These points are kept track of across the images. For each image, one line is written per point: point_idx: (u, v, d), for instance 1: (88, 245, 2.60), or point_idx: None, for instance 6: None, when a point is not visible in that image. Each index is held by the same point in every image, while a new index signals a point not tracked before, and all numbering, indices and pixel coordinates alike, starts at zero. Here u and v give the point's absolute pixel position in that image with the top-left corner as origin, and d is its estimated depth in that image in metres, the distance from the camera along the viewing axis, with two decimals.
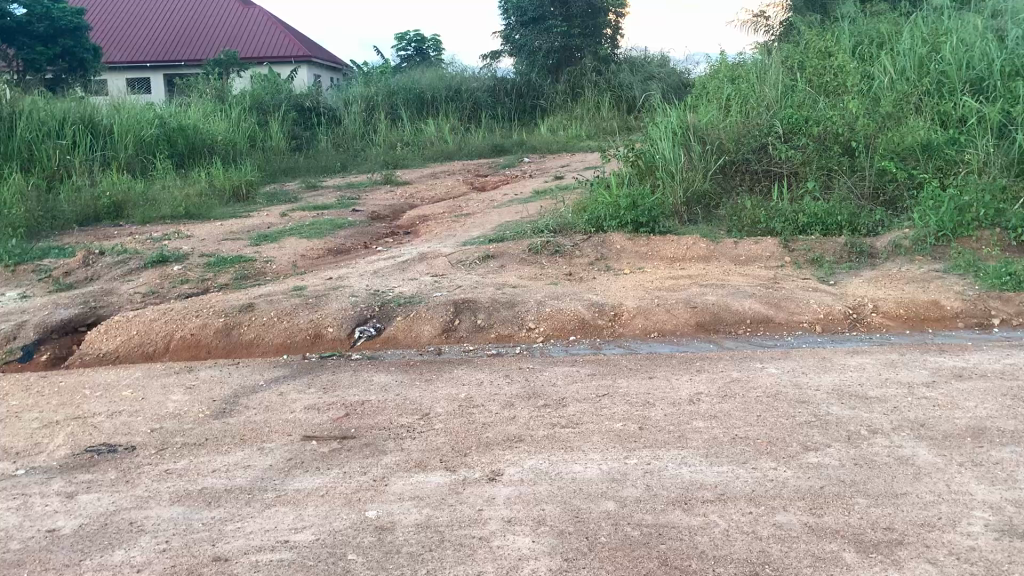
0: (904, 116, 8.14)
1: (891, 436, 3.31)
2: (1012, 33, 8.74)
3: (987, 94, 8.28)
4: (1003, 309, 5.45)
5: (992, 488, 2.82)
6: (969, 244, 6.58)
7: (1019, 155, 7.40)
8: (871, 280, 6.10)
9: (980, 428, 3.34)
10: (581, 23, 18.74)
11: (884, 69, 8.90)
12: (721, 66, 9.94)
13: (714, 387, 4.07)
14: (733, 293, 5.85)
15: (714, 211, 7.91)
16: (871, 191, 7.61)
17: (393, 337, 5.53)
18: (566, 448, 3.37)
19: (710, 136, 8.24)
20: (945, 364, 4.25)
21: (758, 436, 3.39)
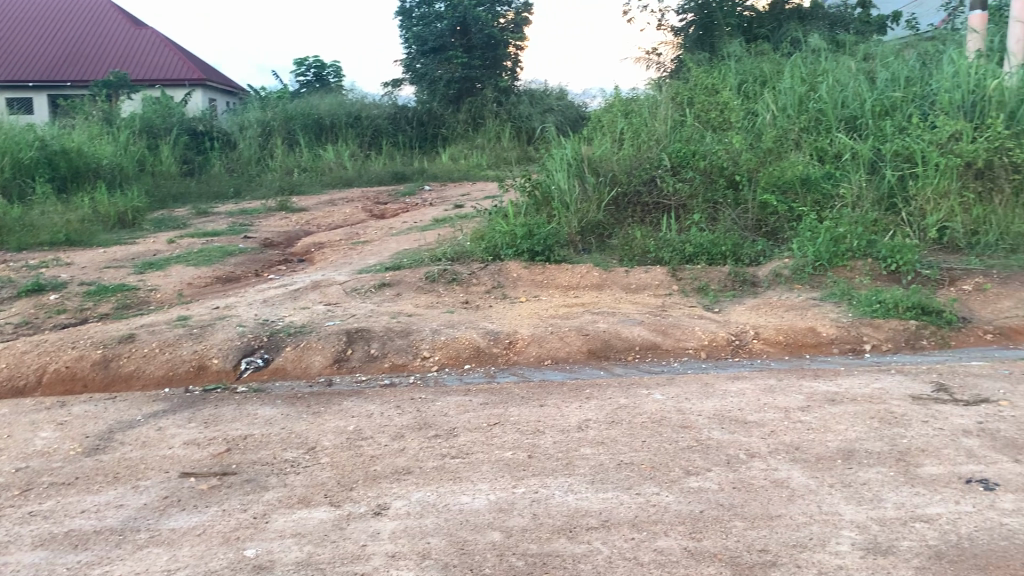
0: (785, 151, 8.52)
1: (767, 459, 3.43)
2: (882, 75, 9.31)
3: (859, 133, 8.78)
4: (874, 335, 5.74)
5: (860, 508, 2.95)
6: (844, 273, 6.89)
7: (889, 190, 7.86)
8: (754, 308, 6.33)
9: (849, 450, 3.50)
10: (481, 55, 18.77)
11: (766, 106, 9.31)
12: (615, 101, 10.21)
13: (602, 414, 4.13)
14: (623, 320, 5.98)
15: (607, 240, 8.08)
16: (753, 223, 7.92)
17: (282, 367, 5.40)
18: (455, 479, 3.34)
19: (603, 168, 8.43)
20: (819, 389, 4.43)
21: (642, 461, 3.46)
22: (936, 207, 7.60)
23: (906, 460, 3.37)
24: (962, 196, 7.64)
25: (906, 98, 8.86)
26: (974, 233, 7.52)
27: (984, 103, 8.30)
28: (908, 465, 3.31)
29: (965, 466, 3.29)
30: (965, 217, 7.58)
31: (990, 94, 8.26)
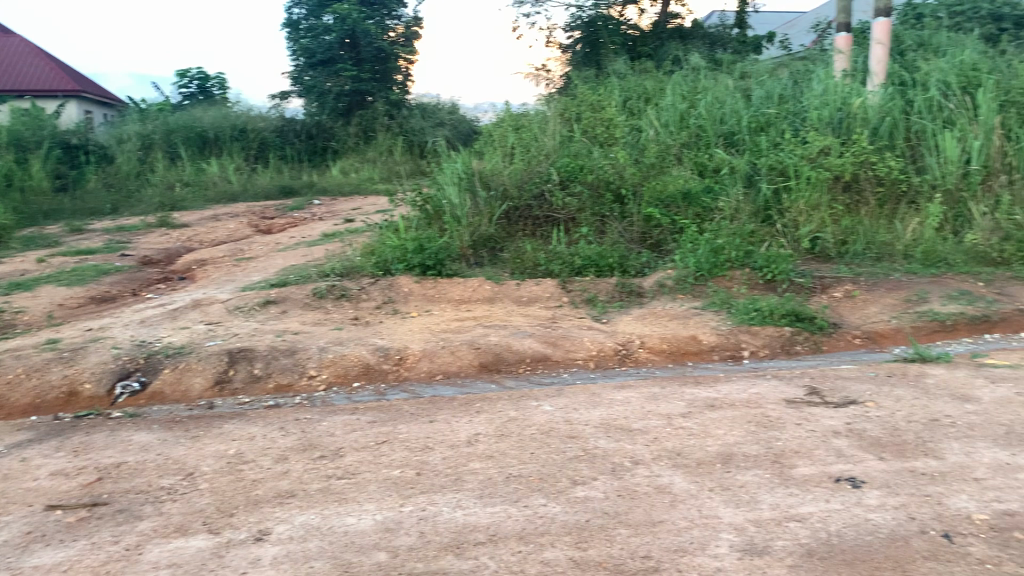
0: (668, 166, 8.77)
1: (651, 466, 3.50)
2: (757, 93, 9.74)
3: (737, 148, 9.13)
4: (752, 342, 5.96)
5: (738, 511, 3.05)
6: (724, 283, 7.12)
7: (764, 203, 8.20)
8: (640, 319, 6.47)
9: (728, 453, 3.62)
10: (371, 68, 18.37)
11: (650, 122, 9.58)
12: (505, 116, 10.32)
13: (491, 427, 4.13)
14: (513, 333, 6.01)
15: (498, 253, 8.12)
16: (639, 236, 8.12)
17: (160, 391, 5.17)
18: (341, 500, 3.28)
19: (494, 182, 8.50)
20: (699, 395, 4.56)
21: (530, 473, 3.47)
22: (809, 219, 7.98)
23: (781, 461, 3.50)
24: (831, 208, 8.05)
25: (779, 115, 9.26)
26: (844, 243, 7.93)
27: (850, 119, 8.77)
28: (783, 467, 3.45)
29: (835, 465, 3.44)
30: (835, 228, 7.99)
31: (855, 111, 8.74)
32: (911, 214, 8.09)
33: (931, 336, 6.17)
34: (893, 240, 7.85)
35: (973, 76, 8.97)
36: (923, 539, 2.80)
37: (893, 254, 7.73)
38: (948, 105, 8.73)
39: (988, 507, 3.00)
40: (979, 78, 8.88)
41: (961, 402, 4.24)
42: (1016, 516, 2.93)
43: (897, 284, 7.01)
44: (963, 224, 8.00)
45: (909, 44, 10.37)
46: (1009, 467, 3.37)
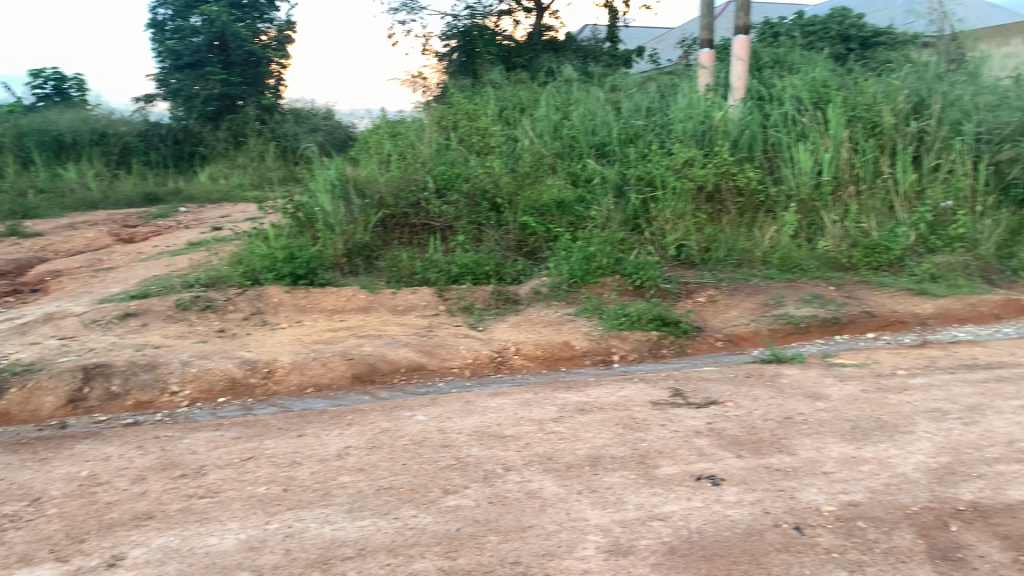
0: (542, 175, 8.90)
1: (521, 471, 3.54)
2: (627, 106, 10.02)
3: (608, 158, 9.36)
4: (621, 346, 6.12)
5: (605, 512, 3.12)
6: (597, 289, 7.28)
7: (634, 212, 8.44)
8: (515, 326, 6.53)
9: (597, 456, 3.69)
10: (241, 71, 17.74)
11: (525, 132, 9.71)
12: (381, 124, 10.24)
13: (362, 439, 4.07)
14: (388, 342, 5.95)
15: (374, 262, 8.02)
16: (515, 244, 8.18)
17: (5, 412, 4.84)
18: (203, 520, 3.15)
19: (369, 190, 8.42)
20: (570, 400, 4.65)
21: (401, 484, 3.44)
22: (675, 227, 8.25)
23: (646, 462, 3.61)
24: (696, 217, 8.37)
25: (647, 126, 9.56)
26: (708, 249, 8.24)
27: (712, 132, 9.15)
28: (648, 467, 3.55)
29: (696, 464, 3.58)
30: (699, 235, 8.30)
31: (717, 124, 9.12)
32: (769, 222, 8.50)
33: (787, 338, 6.51)
34: (752, 247, 8.23)
35: (823, 92, 9.51)
36: (776, 532, 2.94)
37: (753, 260, 8.09)
38: (801, 119, 9.23)
39: (836, 499, 3.18)
40: (829, 94, 9.44)
41: (813, 400, 4.49)
42: (860, 506, 3.12)
43: (756, 289, 7.35)
44: (816, 231, 8.47)
45: (766, 61, 10.91)
46: (854, 460, 3.59)
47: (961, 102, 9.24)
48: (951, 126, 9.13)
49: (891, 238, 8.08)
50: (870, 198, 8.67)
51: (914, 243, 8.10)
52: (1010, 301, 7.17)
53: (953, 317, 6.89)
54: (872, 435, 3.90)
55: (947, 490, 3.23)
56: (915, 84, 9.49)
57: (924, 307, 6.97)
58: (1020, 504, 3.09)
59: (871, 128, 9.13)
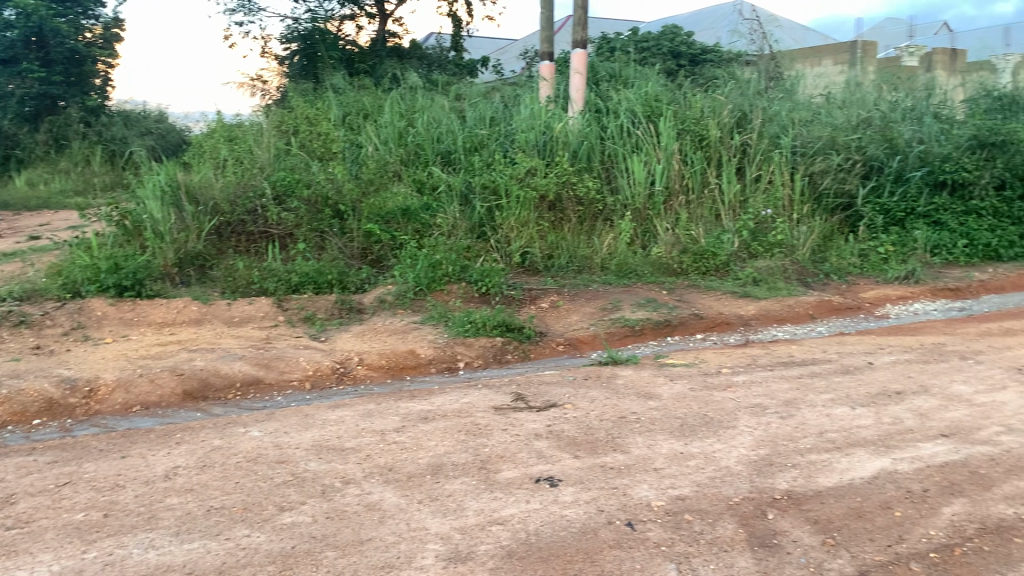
0: (386, 182, 8.82)
1: (361, 484, 3.48)
2: (472, 114, 10.07)
3: (453, 166, 9.39)
4: (466, 353, 6.16)
5: (444, 520, 3.12)
6: (443, 297, 7.27)
7: (479, 220, 8.51)
8: (359, 335, 6.42)
9: (438, 464, 3.69)
10: (63, 70, 16.53)
11: (369, 138, 9.58)
12: (217, 128, 9.85)
13: (193, 458, 3.89)
14: (222, 356, 5.71)
15: (209, 271, 7.70)
16: (359, 251, 8.05)
17: None
18: (11, 554, 2.91)
19: (203, 196, 8.10)
20: (413, 409, 4.62)
21: (233, 504, 3.31)
22: (519, 234, 8.41)
23: (487, 467, 3.64)
24: (539, 225, 8.54)
25: (491, 136, 9.65)
26: (550, 256, 8.45)
27: (553, 142, 9.36)
28: (487, 473, 3.58)
29: (535, 467, 3.64)
30: (542, 243, 8.47)
31: (558, 135, 9.34)
32: (607, 230, 8.80)
33: (624, 340, 6.76)
34: (592, 254, 8.49)
35: (656, 106, 9.84)
36: (610, 529, 3.03)
37: (593, 267, 8.37)
38: (636, 130, 9.56)
39: (665, 494, 3.33)
40: (661, 108, 9.79)
41: (646, 399, 4.67)
42: (687, 500, 3.28)
43: (595, 294, 7.58)
44: (650, 239, 8.85)
45: (603, 74, 11.26)
46: (682, 455, 3.76)
47: (779, 118, 9.91)
48: (770, 139, 9.75)
49: (718, 244, 8.54)
50: (699, 207, 9.13)
51: (738, 249, 8.61)
52: (823, 301, 7.74)
53: (773, 318, 7.36)
54: (699, 431, 4.10)
55: (765, 480, 3.44)
56: (738, 100, 10.05)
57: (748, 308, 7.42)
58: (828, 490, 3.34)
59: (699, 141, 9.56)
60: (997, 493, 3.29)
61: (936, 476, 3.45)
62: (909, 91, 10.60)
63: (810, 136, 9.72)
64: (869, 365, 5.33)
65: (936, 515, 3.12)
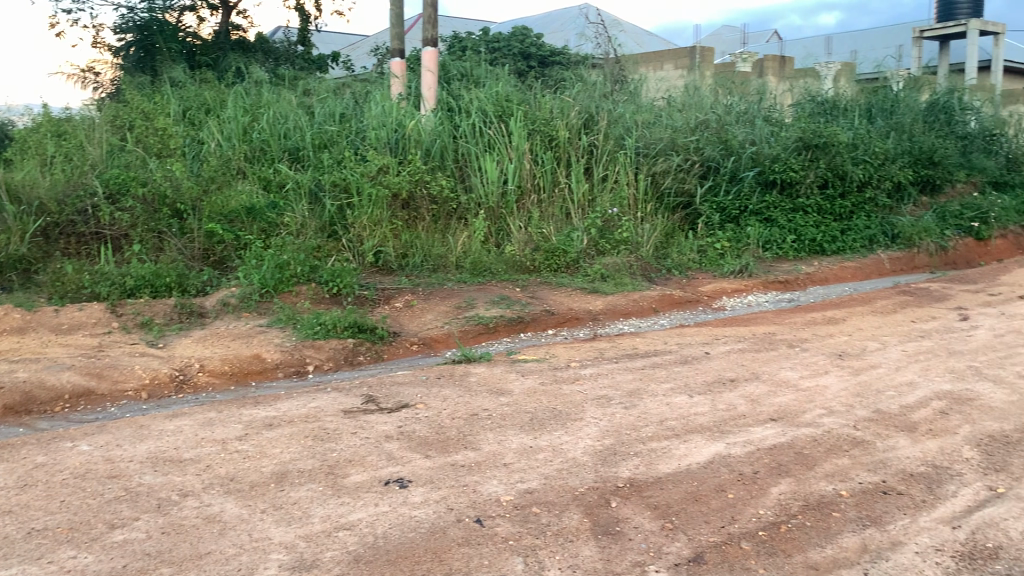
0: (231, 180, 8.50)
1: (200, 496, 3.34)
2: (321, 110, 9.82)
3: (302, 164, 9.14)
4: (316, 356, 6.01)
5: (289, 528, 3.04)
6: (290, 298, 7.06)
7: (330, 219, 8.34)
8: (200, 340, 6.14)
9: (282, 472, 3.58)
10: None
11: (211, 134, 9.19)
12: (42, 122, 9.19)
13: (12, 478, 3.60)
14: (48, 366, 5.32)
15: (34, 276, 7.20)
16: (200, 253, 7.71)
17: None
18: None
19: (27, 195, 7.61)
20: (257, 415, 4.46)
21: (57, 524, 3.09)
22: (371, 233, 8.30)
23: (334, 472, 3.57)
24: (392, 224, 8.45)
25: (340, 133, 9.45)
26: (403, 256, 8.37)
27: (405, 141, 9.27)
28: (335, 478, 3.51)
29: (384, 469, 3.60)
30: (395, 241, 8.39)
31: (409, 132, 9.27)
32: (461, 228, 8.82)
33: (478, 338, 6.80)
34: (446, 252, 8.48)
35: (506, 105, 9.93)
36: (458, 527, 3.04)
37: (447, 266, 8.37)
38: (487, 130, 9.61)
39: (514, 488, 3.37)
40: (511, 108, 9.89)
41: (497, 395, 4.72)
42: (535, 493, 3.33)
43: (449, 292, 7.58)
44: (504, 237, 8.94)
45: (454, 73, 11.25)
46: (531, 449, 3.82)
47: (623, 120, 10.24)
48: (615, 140, 10.06)
49: (568, 242, 8.73)
50: (550, 206, 9.30)
51: (587, 247, 8.83)
52: (665, 296, 8.06)
53: (619, 312, 7.60)
54: (547, 424, 4.18)
55: (609, 470, 3.55)
56: (586, 101, 10.30)
57: (596, 304, 7.62)
58: (667, 476, 3.48)
59: (549, 141, 9.73)
60: (819, 471, 3.53)
61: (766, 458, 3.66)
62: (742, 96, 11.20)
63: (652, 137, 10.11)
64: (707, 355, 5.60)
65: (764, 495, 3.31)
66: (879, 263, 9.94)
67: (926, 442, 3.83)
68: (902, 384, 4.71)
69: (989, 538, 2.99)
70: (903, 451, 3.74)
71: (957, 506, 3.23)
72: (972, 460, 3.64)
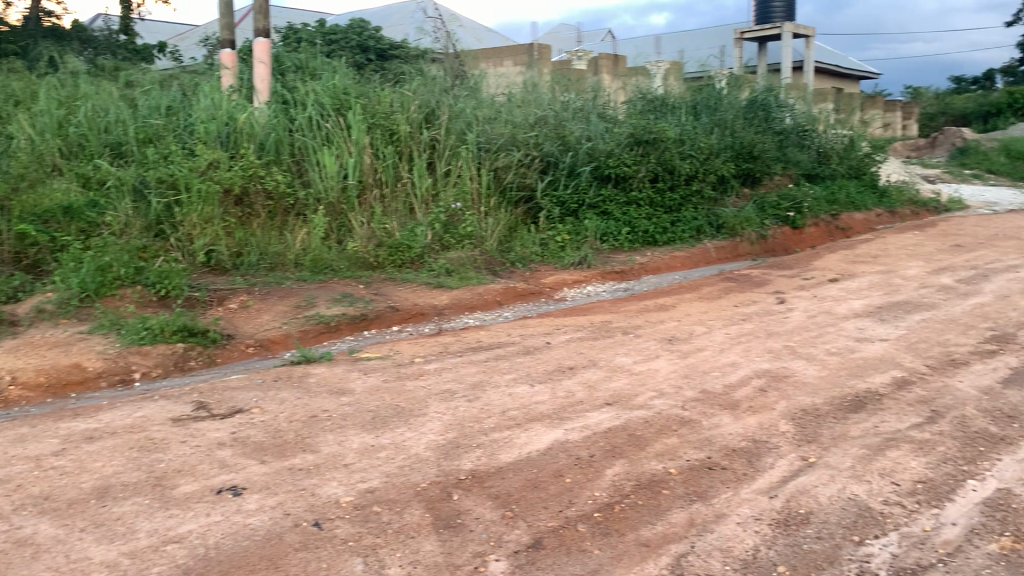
0: (44, 177, 7.88)
1: (9, 519, 3.08)
2: (144, 102, 9.28)
3: (125, 160, 8.61)
4: (142, 363, 5.69)
5: (110, 546, 2.86)
6: (114, 302, 6.65)
7: (157, 217, 7.91)
8: (12, 350, 5.67)
9: (104, 487, 3.36)
10: None
11: (21, 128, 8.49)
12: None
13: None
14: None
15: None
16: (11, 257, 7.12)
17: None
18: None
19: None
20: (77, 429, 4.17)
21: None
22: (202, 232, 7.93)
23: (161, 484, 3.38)
24: (225, 221, 8.11)
25: (167, 127, 8.94)
26: (238, 255, 8.07)
27: (237, 134, 8.89)
28: (162, 490, 3.33)
29: (216, 477, 3.45)
30: (229, 240, 8.07)
31: (241, 126, 8.90)
32: (300, 225, 8.58)
33: (319, 338, 6.64)
34: (284, 250, 8.24)
35: (344, 99, 9.72)
36: (294, 532, 2.96)
37: (286, 264, 8.13)
38: (325, 124, 9.38)
39: (354, 489, 3.32)
40: (349, 101, 9.69)
41: (339, 395, 4.63)
42: (375, 492, 3.29)
43: (288, 291, 7.38)
44: (345, 233, 8.77)
45: (289, 65, 10.92)
46: (372, 448, 3.77)
47: (464, 115, 10.26)
48: (456, 135, 10.07)
49: (411, 237, 8.68)
50: (392, 201, 9.19)
51: (431, 242, 8.82)
52: (508, 289, 8.17)
53: (463, 306, 7.63)
54: (389, 422, 4.14)
55: (451, 463, 3.56)
56: (426, 95, 10.24)
57: (439, 299, 7.62)
58: (508, 465, 3.53)
59: (389, 135, 9.63)
60: (650, 451, 3.68)
61: (601, 442, 3.78)
62: (578, 91, 11.47)
63: (493, 132, 10.20)
64: (547, 344, 5.72)
65: (600, 477, 3.42)
66: (707, 252, 10.48)
67: (747, 418, 4.08)
68: (726, 365, 5.00)
69: (802, 504, 3.22)
70: (727, 428, 3.96)
71: (775, 476, 3.46)
72: (788, 433, 3.90)
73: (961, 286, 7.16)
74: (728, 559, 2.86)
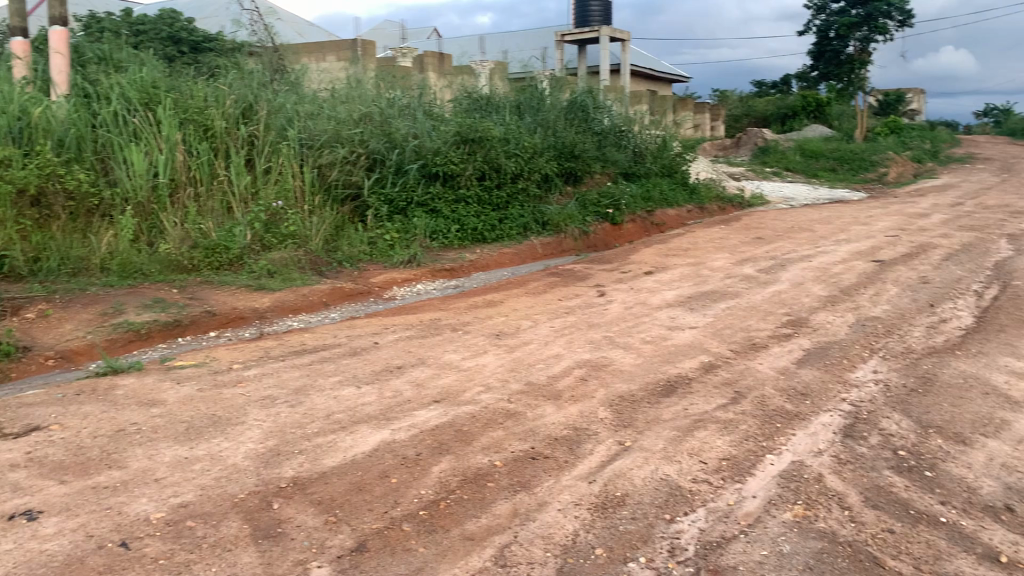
0: None
1: None
2: None
3: None
4: None
5: None
6: None
7: None
8: None
9: None
10: None
11: None
12: None
13: None
14: None
15: None
16: None
17: None
18: None
19: None
20: None
21: None
22: None
23: None
24: (19, 224, 7.47)
25: None
26: (36, 260, 7.45)
27: (31, 129, 8.18)
28: None
29: (8, 502, 3.17)
30: (24, 245, 7.43)
31: (35, 120, 8.16)
32: (106, 227, 8.04)
33: (128, 347, 6.26)
34: (88, 254, 7.69)
35: (153, 92, 9.18)
36: (98, 554, 2.78)
37: (91, 269, 7.60)
38: (132, 119, 8.82)
39: (165, 505, 3.14)
40: (159, 95, 9.16)
41: (149, 407, 4.37)
42: (189, 506, 3.13)
43: (94, 298, 6.89)
44: (157, 235, 8.30)
45: (90, 56, 10.18)
46: (186, 461, 3.59)
47: (284, 110, 9.94)
48: (277, 131, 9.76)
49: (229, 237, 8.33)
50: (209, 200, 8.78)
51: (251, 242, 8.50)
52: (335, 289, 8.01)
53: (287, 308, 7.41)
54: (205, 432, 3.95)
55: (272, 471, 3.45)
56: (242, 90, 9.85)
57: (262, 301, 7.37)
58: (331, 470, 3.46)
59: (204, 131, 9.18)
60: (476, 445, 3.72)
61: (428, 439, 3.78)
62: (403, 88, 11.40)
63: (316, 129, 9.96)
64: (374, 345, 5.65)
65: (426, 475, 3.42)
66: (533, 249, 10.70)
67: (568, 408, 4.20)
68: (550, 357, 5.13)
69: (618, 487, 3.36)
70: (549, 418, 4.07)
71: (593, 462, 3.58)
72: (606, 420, 4.05)
73: (761, 275, 7.71)
74: (549, 546, 2.93)
